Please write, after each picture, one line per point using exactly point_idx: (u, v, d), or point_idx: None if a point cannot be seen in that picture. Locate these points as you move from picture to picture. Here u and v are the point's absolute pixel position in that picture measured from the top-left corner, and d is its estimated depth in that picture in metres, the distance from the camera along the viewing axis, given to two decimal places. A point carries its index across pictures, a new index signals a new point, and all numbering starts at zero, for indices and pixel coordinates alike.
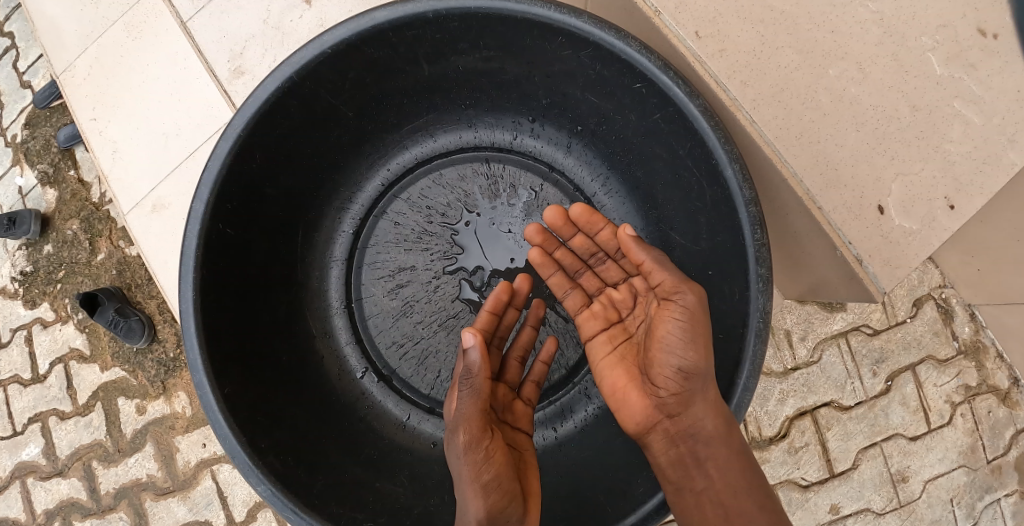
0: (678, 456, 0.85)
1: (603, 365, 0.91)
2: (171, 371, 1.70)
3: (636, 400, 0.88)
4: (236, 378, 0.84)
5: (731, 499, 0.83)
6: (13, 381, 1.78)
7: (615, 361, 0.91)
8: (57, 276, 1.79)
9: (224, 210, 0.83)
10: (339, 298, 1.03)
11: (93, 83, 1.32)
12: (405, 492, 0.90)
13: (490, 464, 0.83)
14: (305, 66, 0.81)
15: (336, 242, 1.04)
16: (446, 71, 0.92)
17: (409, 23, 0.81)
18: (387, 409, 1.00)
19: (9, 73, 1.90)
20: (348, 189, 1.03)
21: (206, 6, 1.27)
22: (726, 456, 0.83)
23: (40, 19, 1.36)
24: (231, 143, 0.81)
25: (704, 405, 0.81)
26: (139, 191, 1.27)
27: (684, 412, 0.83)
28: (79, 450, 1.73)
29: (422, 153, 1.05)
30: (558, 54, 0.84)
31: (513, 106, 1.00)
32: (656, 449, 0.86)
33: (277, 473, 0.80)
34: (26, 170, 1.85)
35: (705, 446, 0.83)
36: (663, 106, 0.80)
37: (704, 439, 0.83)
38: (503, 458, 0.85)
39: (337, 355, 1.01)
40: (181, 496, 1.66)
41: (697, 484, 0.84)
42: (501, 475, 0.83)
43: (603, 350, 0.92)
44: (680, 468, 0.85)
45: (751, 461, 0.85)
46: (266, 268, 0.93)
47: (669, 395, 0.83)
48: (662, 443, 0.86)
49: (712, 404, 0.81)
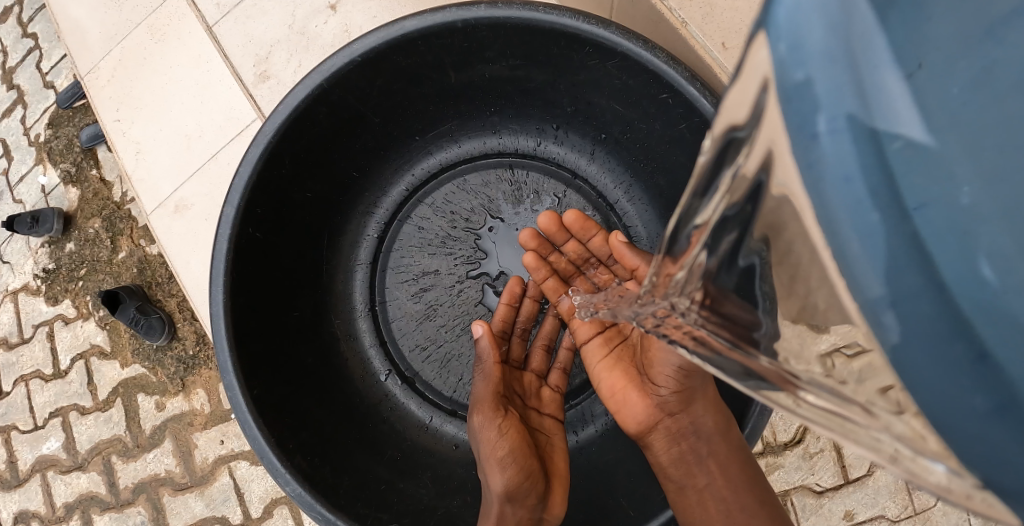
0: (680, 454, 0.84)
1: (602, 368, 0.92)
2: (190, 368, 1.72)
3: (637, 400, 0.88)
4: (264, 379, 0.85)
5: (733, 496, 0.82)
6: (35, 376, 1.82)
7: (618, 359, 0.92)
8: (78, 274, 1.82)
9: (252, 215, 0.84)
10: (363, 301, 1.05)
11: (117, 84, 1.34)
12: (428, 494, 0.91)
13: (506, 440, 0.83)
14: (334, 73, 0.82)
15: (362, 246, 1.05)
16: (472, 79, 0.93)
17: (438, 32, 0.82)
18: (410, 411, 1.01)
19: (33, 73, 1.94)
20: (374, 193, 1.04)
21: (232, 11, 1.29)
22: (727, 453, 0.83)
23: (65, 21, 1.38)
24: (262, 149, 0.82)
25: (704, 402, 0.84)
26: (162, 192, 1.29)
27: (686, 409, 0.84)
28: (98, 444, 1.76)
29: (446, 158, 1.07)
30: (585, 63, 0.84)
31: (537, 114, 1.01)
32: (658, 448, 0.86)
33: (306, 473, 0.81)
34: (49, 170, 1.88)
35: (706, 443, 0.84)
36: (688, 117, 0.80)
37: (706, 435, 0.84)
38: (518, 436, 0.85)
39: (361, 358, 1.03)
40: (198, 491, 1.68)
41: (699, 481, 0.83)
42: (517, 450, 0.83)
43: (601, 353, 0.94)
44: (682, 466, 0.85)
45: (750, 463, 0.84)
46: (294, 270, 0.95)
47: (670, 393, 0.84)
48: (663, 442, 0.86)
49: (710, 401, 0.84)
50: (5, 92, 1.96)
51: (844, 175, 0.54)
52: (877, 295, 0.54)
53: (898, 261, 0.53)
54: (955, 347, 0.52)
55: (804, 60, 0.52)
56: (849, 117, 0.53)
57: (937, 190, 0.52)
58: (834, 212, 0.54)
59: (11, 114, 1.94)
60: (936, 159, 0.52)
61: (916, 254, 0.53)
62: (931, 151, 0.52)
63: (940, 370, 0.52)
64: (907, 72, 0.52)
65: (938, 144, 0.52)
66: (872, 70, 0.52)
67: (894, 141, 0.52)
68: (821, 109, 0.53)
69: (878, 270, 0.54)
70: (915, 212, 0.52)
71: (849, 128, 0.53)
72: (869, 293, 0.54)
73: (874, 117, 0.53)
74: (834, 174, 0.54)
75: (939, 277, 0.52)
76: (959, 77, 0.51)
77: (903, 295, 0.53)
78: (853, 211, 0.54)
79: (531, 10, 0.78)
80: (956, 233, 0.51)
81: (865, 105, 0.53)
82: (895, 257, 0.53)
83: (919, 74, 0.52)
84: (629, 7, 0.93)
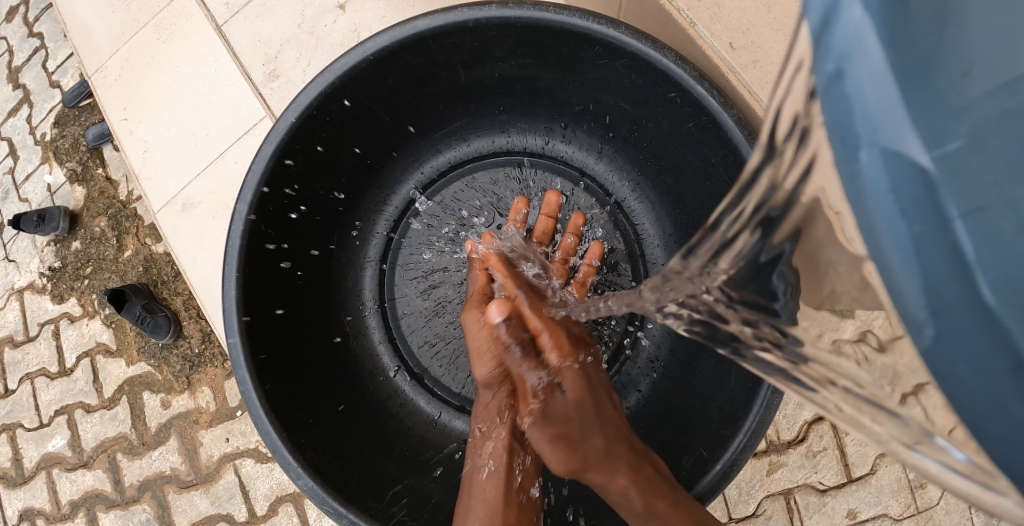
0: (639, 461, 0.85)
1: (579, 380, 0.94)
2: (196, 367, 1.73)
3: None
4: (275, 374, 0.86)
5: None
6: (41, 374, 1.83)
7: (582, 374, 0.91)
8: (84, 272, 1.83)
9: (264, 213, 0.85)
10: (373, 298, 1.06)
11: (124, 83, 1.35)
12: (437, 488, 0.92)
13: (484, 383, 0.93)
14: (347, 72, 0.83)
15: (371, 243, 1.06)
16: (482, 77, 0.94)
17: (450, 31, 0.83)
18: (419, 407, 1.02)
19: (39, 72, 1.95)
20: (384, 191, 1.05)
21: (241, 11, 1.30)
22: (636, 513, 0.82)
23: (72, 20, 1.39)
24: (274, 147, 0.83)
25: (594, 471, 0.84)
26: (169, 190, 1.30)
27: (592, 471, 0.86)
28: (104, 442, 1.77)
29: (455, 157, 1.08)
30: (594, 63, 0.85)
31: (546, 113, 1.02)
32: None
33: (317, 467, 0.82)
34: (55, 169, 1.89)
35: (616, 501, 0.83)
36: (696, 115, 0.81)
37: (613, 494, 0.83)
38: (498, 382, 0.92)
39: (370, 354, 1.04)
40: (203, 489, 1.69)
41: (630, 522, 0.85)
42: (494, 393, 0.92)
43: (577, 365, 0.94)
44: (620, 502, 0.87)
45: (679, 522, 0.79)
46: (305, 267, 0.96)
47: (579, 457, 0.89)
48: None
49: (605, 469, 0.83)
50: (11, 91, 1.97)
51: (883, 194, 0.48)
52: (921, 314, 0.47)
53: (935, 267, 0.46)
54: (1003, 367, 0.44)
55: (846, 81, 0.48)
56: (889, 138, 0.47)
57: (982, 199, 0.45)
58: (871, 222, 0.49)
59: (17, 113, 1.95)
60: (982, 176, 0.45)
61: (957, 274, 0.46)
62: (960, 159, 0.45)
63: (988, 399, 0.45)
64: (951, 84, 0.45)
65: (970, 151, 0.45)
66: (896, 91, 0.46)
67: (933, 158, 0.46)
68: (858, 132, 0.48)
69: (915, 277, 0.47)
70: (965, 225, 0.45)
71: (884, 149, 0.47)
72: (912, 315, 0.48)
73: (930, 141, 0.46)
74: (873, 193, 0.48)
75: (976, 291, 0.45)
76: (996, 89, 0.45)
77: (942, 308, 0.46)
78: (901, 226, 0.47)
79: (541, 10, 0.79)
80: (1006, 243, 0.44)
81: (898, 130, 0.46)
82: (931, 279, 0.47)
83: (971, 86, 0.45)
84: (637, 7, 0.94)
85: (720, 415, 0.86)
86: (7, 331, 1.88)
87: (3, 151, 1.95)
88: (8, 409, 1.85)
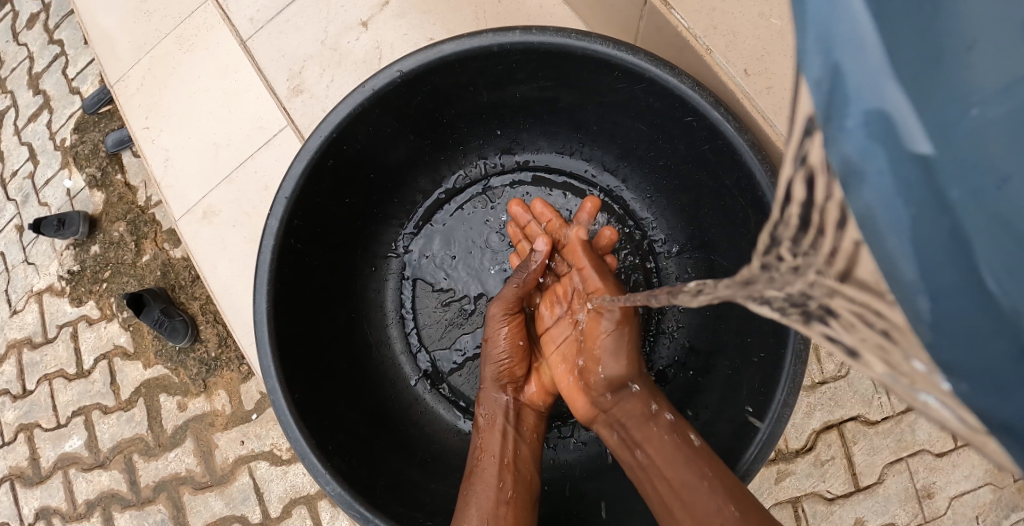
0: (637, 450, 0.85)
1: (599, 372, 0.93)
2: (212, 370, 1.76)
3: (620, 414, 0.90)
4: (305, 383, 0.89)
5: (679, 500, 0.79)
6: (59, 375, 1.87)
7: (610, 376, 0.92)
8: (103, 276, 1.86)
9: (293, 227, 0.88)
10: (395, 309, 1.09)
11: (147, 93, 1.38)
12: (458, 494, 0.95)
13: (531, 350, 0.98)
14: (376, 93, 0.86)
15: (393, 256, 1.09)
16: (503, 98, 0.97)
17: (474, 55, 0.86)
18: (438, 415, 1.05)
19: (59, 79, 1.99)
20: (406, 205, 1.08)
21: (266, 26, 1.33)
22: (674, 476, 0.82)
23: (96, 32, 1.44)
24: (305, 165, 0.86)
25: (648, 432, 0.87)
26: (190, 198, 1.32)
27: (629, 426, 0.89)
28: (121, 443, 1.80)
29: (477, 173, 1.10)
30: (613, 86, 0.88)
31: (564, 132, 1.05)
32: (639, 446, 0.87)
33: (344, 473, 0.84)
34: (75, 174, 1.93)
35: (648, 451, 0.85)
36: (711, 139, 0.84)
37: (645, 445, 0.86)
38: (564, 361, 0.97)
39: (392, 363, 1.06)
40: (218, 491, 1.72)
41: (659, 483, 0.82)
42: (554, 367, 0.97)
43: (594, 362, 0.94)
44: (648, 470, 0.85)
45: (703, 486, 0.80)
46: (332, 279, 0.99)
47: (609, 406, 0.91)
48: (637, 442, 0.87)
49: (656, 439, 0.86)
50: (31, 97, 2.01)
51: (862, 149, 0.37)
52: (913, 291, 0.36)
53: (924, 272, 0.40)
54: (1005, 352, 0.33)
55: (828, 64, 0.37)
56: (865, 97, 0.36)
57: None
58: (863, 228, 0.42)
59: (37, 118, 1.99)
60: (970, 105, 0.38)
61: (962, 253, 0.34)
62: None
63: (1006, 396, 0.33)
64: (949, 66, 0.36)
65: None
66: None
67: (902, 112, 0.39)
68: (833, 95, 0.37)
69: None
70: (930, 176, 0.35)
71: (863, 115, 0.36)
72: (900, 280, 0.37)
73: (881, 91, 0.35)
74: (846, 142, 0.37)
75: (988, 275, 0.34)
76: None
77: (941, 290, 0.35)
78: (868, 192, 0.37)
79: (563, 37, 0.82)
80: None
81: (881, 85, 0.36)
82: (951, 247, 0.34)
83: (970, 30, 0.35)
84: (654, 32, 0.96)
85: (732, 427, 0.88)
86: (26, 332, 1.92)
87: (24, 156, 1.99)
88: (27, 409, 1.89)
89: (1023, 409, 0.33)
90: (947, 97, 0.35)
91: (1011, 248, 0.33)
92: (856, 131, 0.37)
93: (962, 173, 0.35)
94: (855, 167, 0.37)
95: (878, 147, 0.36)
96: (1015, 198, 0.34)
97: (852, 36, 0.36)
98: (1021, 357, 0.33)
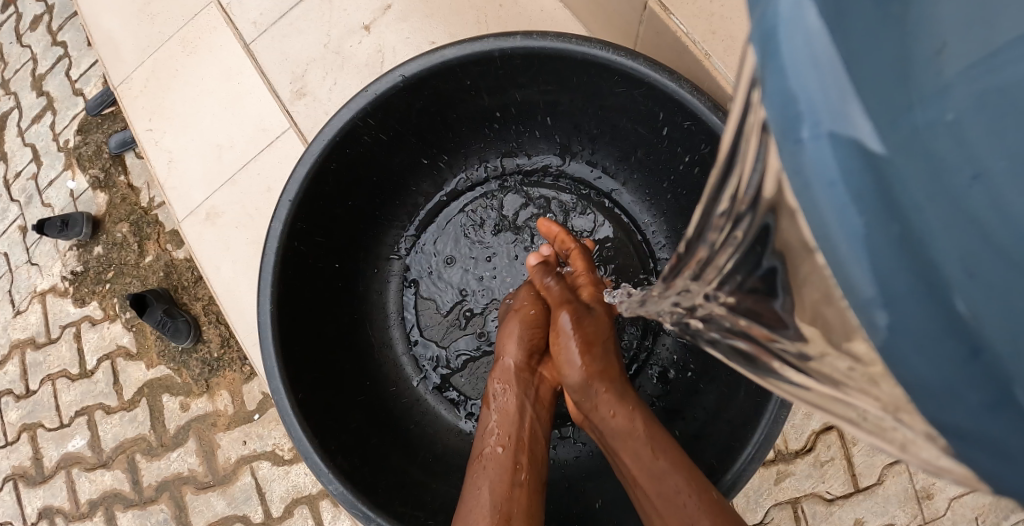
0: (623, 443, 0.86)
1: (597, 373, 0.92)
2: (215, 371, 1.77)
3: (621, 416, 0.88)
4: (308, 384, 0.90)
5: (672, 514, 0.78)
6: (62, 375, 1.88)
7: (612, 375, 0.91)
8: (106, 276, 1.87)
9: (297, 230, 0.89)
10: (397, 310, 1.09)
11: (150, 95, 1.39)
12: (460, 493, 0.96)
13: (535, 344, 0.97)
14: (378, 97, 0.87)
15: (396, 257, 1.10)
16: (505, 102, 0.98)
17: (476, 60, 0.87)
18: (440, 415, 1.06)
19: (62, 80, 2.00)
20: (409, 208, 1.09)
21: (269, 30, 1.34)
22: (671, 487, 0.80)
23: (100, 34, 1.45)
24: (308, 168, 0.87)
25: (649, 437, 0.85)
26: (193, 200, 1.33)
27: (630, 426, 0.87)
28: (123, 442, 1.81)
29: (478, 175, 1.11)
30: (613, 90, 0.89)
31: (564, 135, 1.06)
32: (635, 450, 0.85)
33: (347, 473, 0.85)
34: (78, 175, 1.94)
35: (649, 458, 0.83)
36: (710, 143, 0.84)
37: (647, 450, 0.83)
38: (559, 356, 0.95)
39: (394, 364, 1.07)
40: (220, 490, 1.73)
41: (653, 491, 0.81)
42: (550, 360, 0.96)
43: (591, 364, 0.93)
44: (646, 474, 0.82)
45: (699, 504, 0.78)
46: (335, 280, 1.00)
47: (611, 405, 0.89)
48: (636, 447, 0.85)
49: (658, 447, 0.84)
50: (35, 98, 2.02)
51: (826, 178, 0.35)
52: (872, 302, 0.36)
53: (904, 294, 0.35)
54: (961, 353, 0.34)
55: (787, 96, 0.36)
56: (831, 121, 0.35)
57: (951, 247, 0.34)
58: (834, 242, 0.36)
59: (41, 119, 2.00)
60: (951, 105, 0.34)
61: (918, 260, 0.34)
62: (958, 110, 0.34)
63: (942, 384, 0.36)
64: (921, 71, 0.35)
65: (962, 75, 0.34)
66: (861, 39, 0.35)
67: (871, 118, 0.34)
68: (795, 116, 0.36)
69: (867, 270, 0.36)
70: (893, 193, 0.34)
71: (828, 138, 0.35)
72: (860, 294, 0.37)
73: (851, 112, 0.34)
74: (809, 165, 0.36)
75: (954, 285, 0.34)
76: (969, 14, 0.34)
77: (896, 297, 0.35)
78: (832, 215, 0.36)
79: (563, 41, 0.83)
80: (1005, 217, 0.33)
81: (850, 105, 0.34)
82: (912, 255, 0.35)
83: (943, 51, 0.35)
84: (653, 36, 0.97)
85: (730, 428, 0.89)
86: (30, 332, 1.93)
87: (28, 157, 2.00)
88: (30, 409, 1.90)
89: (957, 389, 0.35)
90: (916, 111, 0.35)
91: (960, 249, 0.34)
92: (822, 149, 0.35)
93: (925, 185, 0.34)
94: (819, 193, 0.36)
95: (842, 174, 0.35)
96: (975, 201, 0.34)
97: (814, 56, 0.35)
98: (967, 351, 0.35)
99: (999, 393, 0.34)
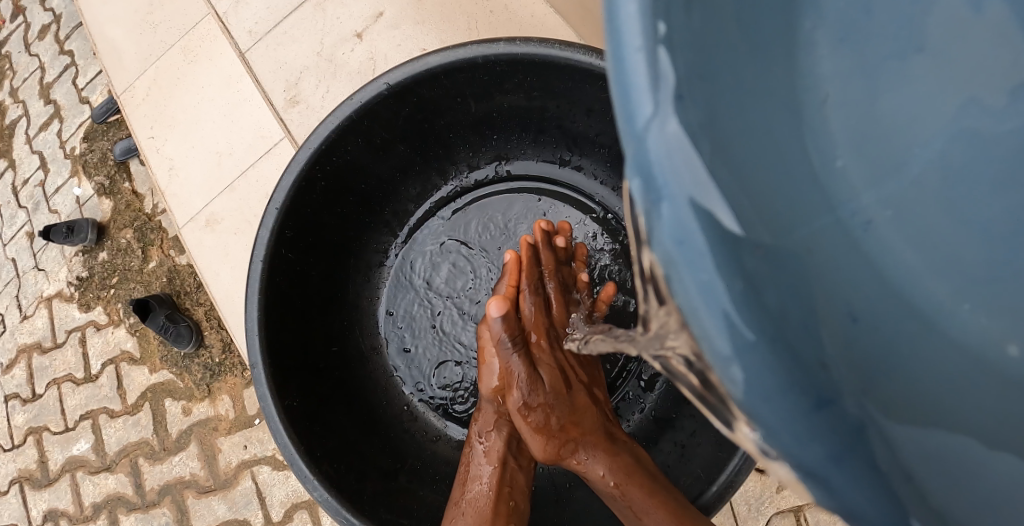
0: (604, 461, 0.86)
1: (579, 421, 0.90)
2: (216, 375, 1.78)
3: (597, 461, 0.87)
4: (297, 392, 0.91)
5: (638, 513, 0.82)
6: (68, 379, 1.90)
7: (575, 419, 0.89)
8: (111, 282, 1.89)
9: (285, 238, 0.90)
10: (387, 318, 1.09)
11: (152, 103, 1.41)
12: (446, 501, 0.97)
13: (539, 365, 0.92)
14: (363, 105, 0.88)
15: (387, 265, 1.11)
16: (491, 108, 0.99)
17: (460, 67, 0.87)
18: (428, 421, 1.06)
19: (70, 88, 2.02)
20: (399, 215, 1.10)
21: (263, 39, 1.36)
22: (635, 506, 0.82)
23: (104, 43, 1.47)
24: (295, 176, 0.88)
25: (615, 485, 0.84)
26: (194, 207, 1.34)
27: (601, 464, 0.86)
28: (126, 447, 1.82)
29: (468, 182, 1.13)
30: (599, 96, 0.90)
31: (552, 140, 1.06)
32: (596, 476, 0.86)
33: (332, 479, 0.86)
34: (84, 182, 1.96)
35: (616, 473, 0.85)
36: None
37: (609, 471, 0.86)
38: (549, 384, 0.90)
39: (385, 371, 1.08)
40: (222, 495, 1.73)
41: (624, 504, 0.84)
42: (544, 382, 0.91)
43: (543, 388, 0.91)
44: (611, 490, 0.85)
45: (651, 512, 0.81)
46: (323, 287, 1.00)
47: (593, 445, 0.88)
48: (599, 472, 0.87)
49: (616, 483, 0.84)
50: (43, 106, 2.05)
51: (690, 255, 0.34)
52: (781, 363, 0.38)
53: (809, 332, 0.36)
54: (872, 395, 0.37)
55: (648, 162, 0.34)
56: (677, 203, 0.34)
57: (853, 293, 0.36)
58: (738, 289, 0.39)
59: (48, 127, 2.03)
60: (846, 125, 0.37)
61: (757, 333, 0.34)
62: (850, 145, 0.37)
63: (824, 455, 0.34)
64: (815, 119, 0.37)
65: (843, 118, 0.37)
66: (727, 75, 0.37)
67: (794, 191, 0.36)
68: (655, 181, 0.34)
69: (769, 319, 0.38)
70: (721, 241, 0.34)
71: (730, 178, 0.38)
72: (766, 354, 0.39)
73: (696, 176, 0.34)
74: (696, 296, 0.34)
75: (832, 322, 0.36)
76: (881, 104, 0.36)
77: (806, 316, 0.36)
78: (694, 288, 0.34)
79: (546, 47, 0.83)
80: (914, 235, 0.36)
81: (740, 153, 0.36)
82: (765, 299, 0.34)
83: (834, 121, 0.37)
84: None
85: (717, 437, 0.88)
86: (37, 337, 1.95)
87: (35, 164, 2.03)
88: (36, 413, 1.92)
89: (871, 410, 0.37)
90: (836, 191, 0.37)
91: (829, 296, 0.36)
92: (681, 211, 0.34)
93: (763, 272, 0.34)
94: (675, 253, 0.34)
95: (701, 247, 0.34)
96: (875, 243, 0.36)
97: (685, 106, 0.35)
98: (807, 403, 0.34)
99: (852, 444, 0.34)
